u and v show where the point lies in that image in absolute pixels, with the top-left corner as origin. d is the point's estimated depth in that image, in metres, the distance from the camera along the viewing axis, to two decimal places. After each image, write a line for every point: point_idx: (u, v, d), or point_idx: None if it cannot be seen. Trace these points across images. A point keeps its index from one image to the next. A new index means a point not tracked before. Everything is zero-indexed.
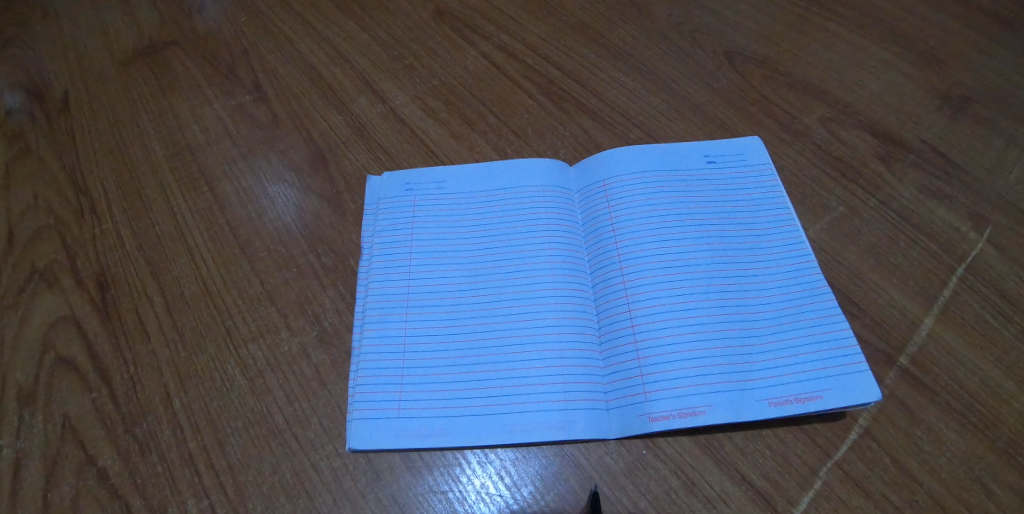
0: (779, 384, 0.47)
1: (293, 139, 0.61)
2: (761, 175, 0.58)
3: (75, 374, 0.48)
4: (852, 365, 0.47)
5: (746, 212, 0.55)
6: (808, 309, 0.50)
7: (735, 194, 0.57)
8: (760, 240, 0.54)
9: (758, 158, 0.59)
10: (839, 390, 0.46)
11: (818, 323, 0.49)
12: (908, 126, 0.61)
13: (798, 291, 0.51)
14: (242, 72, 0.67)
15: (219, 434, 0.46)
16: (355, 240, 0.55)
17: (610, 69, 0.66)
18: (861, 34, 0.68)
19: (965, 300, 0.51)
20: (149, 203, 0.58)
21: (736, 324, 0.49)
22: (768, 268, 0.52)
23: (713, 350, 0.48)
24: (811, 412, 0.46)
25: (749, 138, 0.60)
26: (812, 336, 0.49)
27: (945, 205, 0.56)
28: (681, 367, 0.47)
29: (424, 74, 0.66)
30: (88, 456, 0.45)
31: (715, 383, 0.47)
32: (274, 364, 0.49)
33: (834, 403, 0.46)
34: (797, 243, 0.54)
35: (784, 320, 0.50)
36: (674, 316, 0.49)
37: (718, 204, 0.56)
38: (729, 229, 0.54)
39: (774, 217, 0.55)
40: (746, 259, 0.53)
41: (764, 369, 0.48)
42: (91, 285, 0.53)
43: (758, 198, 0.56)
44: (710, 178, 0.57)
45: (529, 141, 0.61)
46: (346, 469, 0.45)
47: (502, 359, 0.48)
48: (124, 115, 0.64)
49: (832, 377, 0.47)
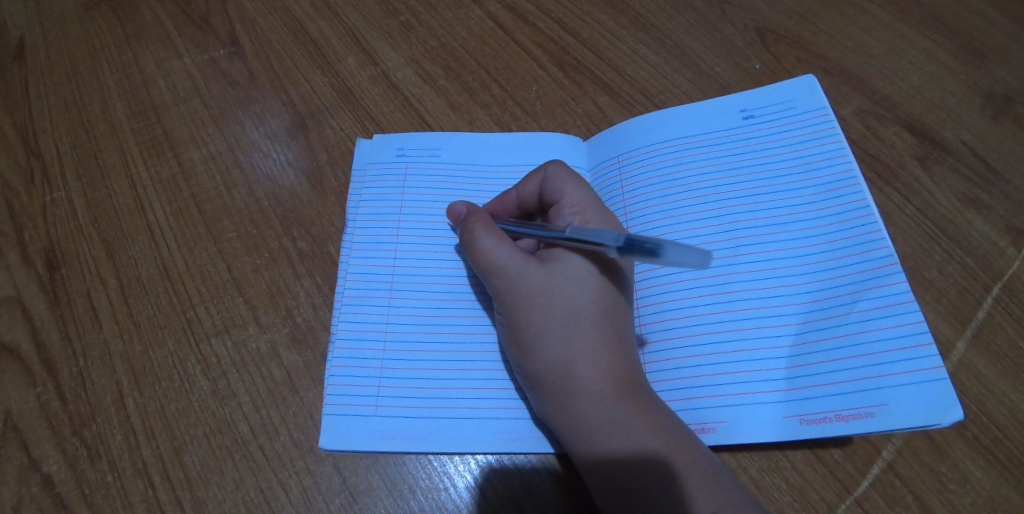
0: (821, 395, 0.42)
1: (271, 102, 0.55)
2: (814, 127, 0.51)
3: (19, 365, 0.44)
4: (921, 372, 0.41)
5: (793, 181, 0.49)
6: (867, 297, 0.44)
7: (775, 162, 0.50)
8: (806, 208, 0.48)
9: (797, 128, 0.52)
10: (899, 403, 0.41)
11: (879, 315, 0.43)
12: (949, 124, 0.55)
13: (857, 274, 0.45)
14: (216, 22, 0.59)
15: (177, 441, 0.41)
16: (336, 224, 0.49)
17: (629, 40, 0.59)
18: (906, 14, 0.61)
19: (999, 323, 0.46)
20: (107, 169, 0.51)
21: (771, 318, 0.44)
22: (812, 236, 0.47)
23: (741, 353, 0.44)
24: (860, 429, 0.40)
25: (805, 79, 0.54)
26: (870, 332, 0.43)
27: (984, 217, 0.51)
28: (707, 374, 0.44)
29: (421, 34, 0.59)
30: (32, 460, 0.41)
31: (744, 393, 0.43)
32: (240, 365, 0.44)
33: (889, 423, 0.40)
34: (862, 209, 0.47)
35: (834, 312, 0.44)
36: (702, 314, 0.45)
37: (760, 174, 0.50)
38: (767, 209, 0.48)
39: (830, 183, 0.49)
40: (780, 229, 0.47)
41: (802, 375, 0.43)
42: (39, 262, 0.47)
43: (809, 161, 0.50)
44: (747, 138, 0.52)
45: (537, 118, 0.55)
46: (318, 489, 0.40)
47: (492, 356, 0.44)
48: (82, 65, 0.57)
49: (893, 386, 0.41)
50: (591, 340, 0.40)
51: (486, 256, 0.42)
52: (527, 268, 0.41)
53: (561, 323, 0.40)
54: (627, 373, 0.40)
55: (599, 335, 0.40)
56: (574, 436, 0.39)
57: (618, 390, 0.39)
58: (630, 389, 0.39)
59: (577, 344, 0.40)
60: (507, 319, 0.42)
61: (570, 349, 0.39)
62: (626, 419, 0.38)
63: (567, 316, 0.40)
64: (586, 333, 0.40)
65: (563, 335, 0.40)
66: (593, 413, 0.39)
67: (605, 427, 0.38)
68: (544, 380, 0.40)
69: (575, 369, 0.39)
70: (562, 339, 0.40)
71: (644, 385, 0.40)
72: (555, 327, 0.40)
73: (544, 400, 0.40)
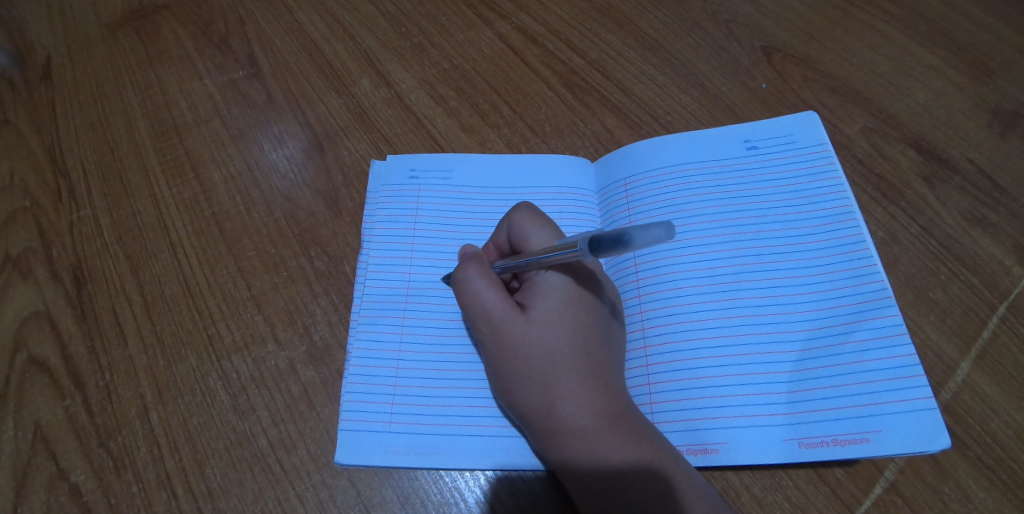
0: (817, 421, 0.43)
1: (289, 123, 0.57)
2: (814, 160, 0.53)
3: (48, 378, 0.45)
4: (911, 402, 0.43)
5: (793, 212, 0.51)
6: (861, 328, 0.45)
7: (776, 192, 0.52)
8: (804, 240, 0.49)
9: (799, 158, 0.53)
10: (891, 434, 0.42)
11: (873, 346, 0.45)
12: (956, 142, 0.56)
13: (853, 305, 0.46)
14: (235, 44, 0.61)
15: (198, 454, 0.43)
16: (351, 244, 0.51)
17: (637, 60, 0.60)
18: (913, 32, 0.62)
19: (1004, 343, 0.47)
20: (131, 189, 0.53)
21: (769, 344, 0.46)
22: (811, 265, 0.48)
23: (742, 376, 0.45)
24: (852, 455, 0.42)
25: (803, 117, 0.55)
26: (865, 362, 0.44)
27: (990, 236, 0.51)
28: (711, 395, 0.45)
29: (434, 55, 0.60)
30: (61, 470, 0.43)
31: (745, 415, 0.44)
32: (259, 381, 0.45)
33: (879, 450, 0.42)
34: (854, 245, 0.49)
35: (832, 341, 0.45)
36: (704, 337, 0.46)
37: (761, 203, 0.51)
38: (768, 237, 0.50)
39: (826, 216, 0.50)
40: (779, 259, 0.49)
41: (799, 400, 0.44)
42: (67, 278, 0.49)
43: (808, 193, 0.52)
44: (749, 166, 0.53)
45: (545, 139, 0.56)
46: (333, 502, 0.42)
47: None
48: (108, 87, 0.59)
49: (885, 415, 0.43)
50: (568, 380, 0.41)
51: (474, 297, 0.43)
52: (511, 316, 0.42)
53: (541, 371, 0.41)
54: (606, 405, 0.41)
55: (576, 376, 0.41)
56: (564, 475, 0.40)
57: (599, 426, 0.40)
58: (612, 420, 0.40)
59: (556, 389, 0.41)
60: (494, 366, 0.43)
61: (551, 394, 0.41)
62: (608, 451, 0.39)
63: (546, 364, 0.41)
64: (563, 374, 0.41)
65: (542, 382, 0.41)
66: (574, 451, 0.40)
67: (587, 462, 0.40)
68: (532, 424, 0.41)
69: (555, 409, 0.40)
70: (542, 386, 0.41)
71: (625, 413, 0.41)
72: (536, 374, 0.41)
73: (533, 439, 0.42)
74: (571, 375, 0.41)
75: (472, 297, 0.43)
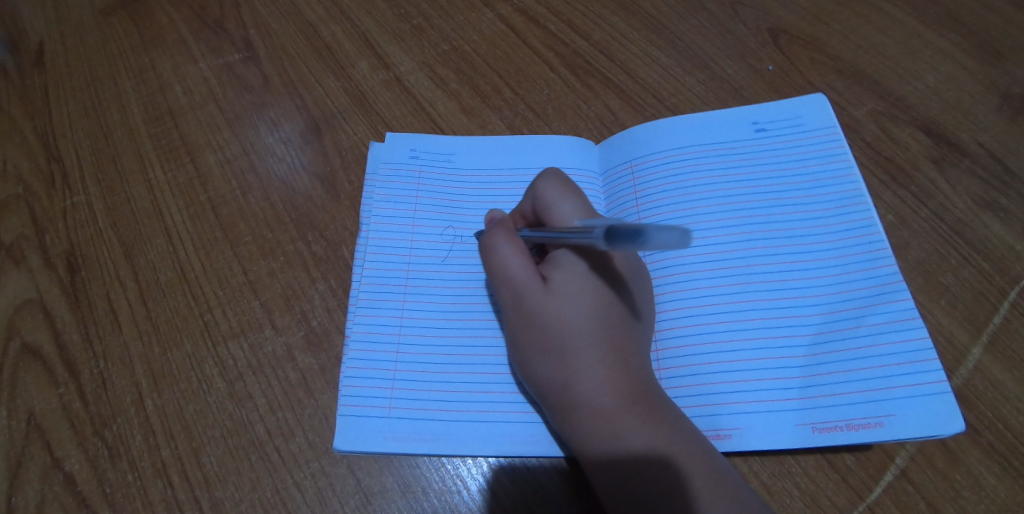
0: (828, 406, 0.42)
1: (286, 107, 0.55)
2: (826, 142, 0.52)
3: (42, 366, 0.45)
4: (926, 386, 0.42)
5: (804, 194, 0.50)
6: (874, 312, 0.45)
7: (785, 175, 0.51)
8: (816, 221, 0.48)
9: (810, 140, 0.52)
10: (904, 418, 0.41)
11: (888, 329, 0.44)
12: (966, 126, 0.54)
13: (865, 289, 0.45)
14: (231, 27, 0.60)
15: (194, 442, 0.42)
16: (349, 229, 0.50)
17: (641, 42, 0.59)
18: (922, 13, 0.61)
19: (1016, 328, 0.46)
20: (126, 174, 0.52)
21: (779, 328, 0.45)
22: (824, 248, 0.47)
23: (752, 361, 0.44)
24: (864, 440, 0.41)
25: (812, 98, 0.54)
26: (879, 346, 0.43)
27: (1001, 220, 0.50)
28: (718, 381, 0.44)
29: (433, 38, 0.59)
30: (54, 459, 0.42)
31: (753, 402, 0.43)
32: (256, 368, 0.45)
33: (892, 434, 0.41)
34: (867, 228, 0.48)
35: (845, 325, 0.44)
36: (713, 321, 0.45)
37: (773, 185, 0.50)
38: (779, 219, 0.49)
39: (840, 199, 0.49)
40: (789, 242, 0.48)
41: (810, 385, 0.43)
42: (61, 265, 0.48)
43: (819, 175, 0.50)
44: (759, 149, 0.52)
45: (548, 122, 0.55)
46: (332, 490, 0.41)
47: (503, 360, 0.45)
48: (101, 71, 0.58)
49: (897, 400, 0.42)
50: (586, 354, 0.40)
51: (498, 263, 0.43)
52: (529, 286, 0.42)
53: (558, 344, 0.41)
54: (624, 382, 0.40)
55: (594, 351, 0.40)
56: (580, 453, 0.39)
57: (616, 403, 0.39)
58: (632, 398, 0.40)
59: (571, 363, 0.40)
60: (515, 338, 0.42)
61: (567, 369, 0.40)
62: (624, 429, 0.39)
63: (562, 336, 0.41)
64: (580, 349, 0.40)
65: (558, 356, 0.40)
66: (588, 426, 0.39)
67: (601, 439, 0.39)
68: (548, 398, 0.41)
69: (571, 383, 0.40)
70: (558, 360, 0.40)
71: (645, 392, 0.40)
72: (552, 348, 0.41)
73: (550, 415, 0.41)
74: (588, 349, 0.40)
75: (497, 264, 0.43)
